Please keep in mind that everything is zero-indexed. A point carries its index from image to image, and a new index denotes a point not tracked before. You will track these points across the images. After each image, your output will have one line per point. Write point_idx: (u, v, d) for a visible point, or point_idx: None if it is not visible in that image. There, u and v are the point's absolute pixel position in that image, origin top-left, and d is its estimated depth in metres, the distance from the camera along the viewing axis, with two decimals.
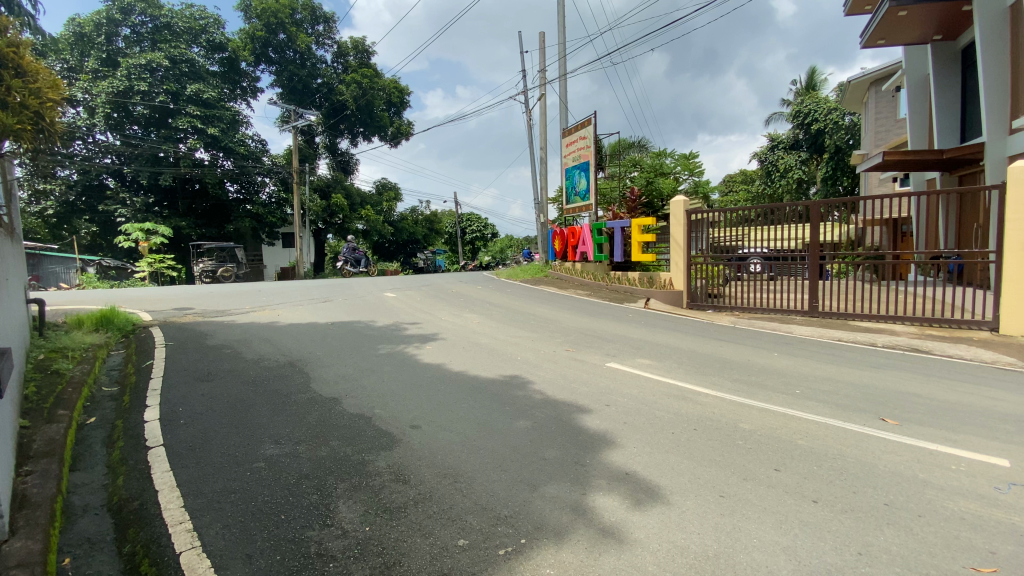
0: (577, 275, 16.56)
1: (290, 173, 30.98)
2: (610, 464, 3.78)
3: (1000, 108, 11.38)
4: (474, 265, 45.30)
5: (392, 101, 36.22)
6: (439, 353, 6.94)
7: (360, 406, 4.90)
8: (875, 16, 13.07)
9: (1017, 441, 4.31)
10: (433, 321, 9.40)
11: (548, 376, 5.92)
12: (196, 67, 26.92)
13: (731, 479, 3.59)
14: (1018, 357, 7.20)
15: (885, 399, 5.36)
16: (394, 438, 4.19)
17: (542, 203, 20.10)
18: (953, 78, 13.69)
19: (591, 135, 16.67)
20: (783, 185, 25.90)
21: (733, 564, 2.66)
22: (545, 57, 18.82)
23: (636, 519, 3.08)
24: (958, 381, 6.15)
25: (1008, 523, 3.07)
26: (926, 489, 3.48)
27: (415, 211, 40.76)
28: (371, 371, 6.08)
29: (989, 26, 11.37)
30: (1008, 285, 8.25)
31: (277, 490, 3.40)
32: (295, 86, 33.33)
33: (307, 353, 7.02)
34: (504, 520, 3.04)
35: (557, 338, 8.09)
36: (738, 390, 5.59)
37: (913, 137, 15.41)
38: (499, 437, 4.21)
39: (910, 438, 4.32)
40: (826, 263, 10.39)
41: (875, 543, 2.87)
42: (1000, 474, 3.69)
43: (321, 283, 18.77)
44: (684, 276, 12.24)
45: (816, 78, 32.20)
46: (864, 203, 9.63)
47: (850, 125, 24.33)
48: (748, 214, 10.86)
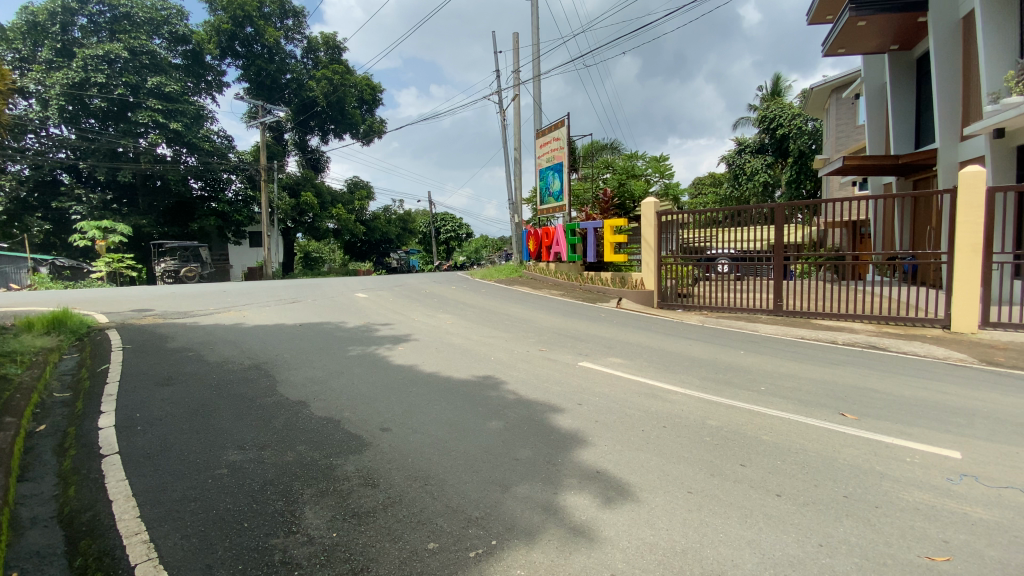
0: (551, 275, 16.78)
1: (257, 170, 30.16)
2: (582, 463, 3.80)
3: (951, 119, 11.98)
4: (448, 266, 45.18)
5: (364, 99, 35.72)
6: (411, 354, 6.87)
7: (328, 409, 4.80)
8: (836, 26, 13.54)
9: (966, 433, 4.54)
10: (405, 322, 9.28)
11: (521, 376, 5.92)
12: (157, 59, 25.79)
13: (699, 475, 3.65)
14: (967, 354, 7.58)
15: (845, 395, 5.56)
16: (364, 441, 4.12)
17: (516, 203, 20.11)
18: (908, 87, 14.33)
19: (565, 135, 16.77)
20: (750, 188, 26.64)
21: (700, 560, 2.71)
22: (518, 57, 18.91)
23: (606, 517, 3.10)
24: (912, 376, 6.43)
25: (960, 513, 3.22)
26: (883, 481, 3.62)
27: (388, 211, 40.32)
28: (340, 373, 5.96)
29: (943, 36, 11.91)
30: (960, 285, 8.64)
31: (239, 497, 3.29)
32: (263, 82, 32.58)
33: (274, 355, 6.84)
34: (475, 522, 3.01)
35: (529, 338, 8.11)
36: (705, 387, 5.71)
37: (871, 142, 16.10)
38: (470, 437, 4.19)
39: (867, 432, 4.48)
40: (790, 264, 10.70)
41: (835, 534, 2.96)
42: (951, 466, 3.88)
43: (290, 282, 18.38)
44: (654, 276, 12.45)
45: (781, 84, 33.15)
46: (826, 206, 9.95)
47: (812, 131, 25.24)
48: (715, 216, 11.11)
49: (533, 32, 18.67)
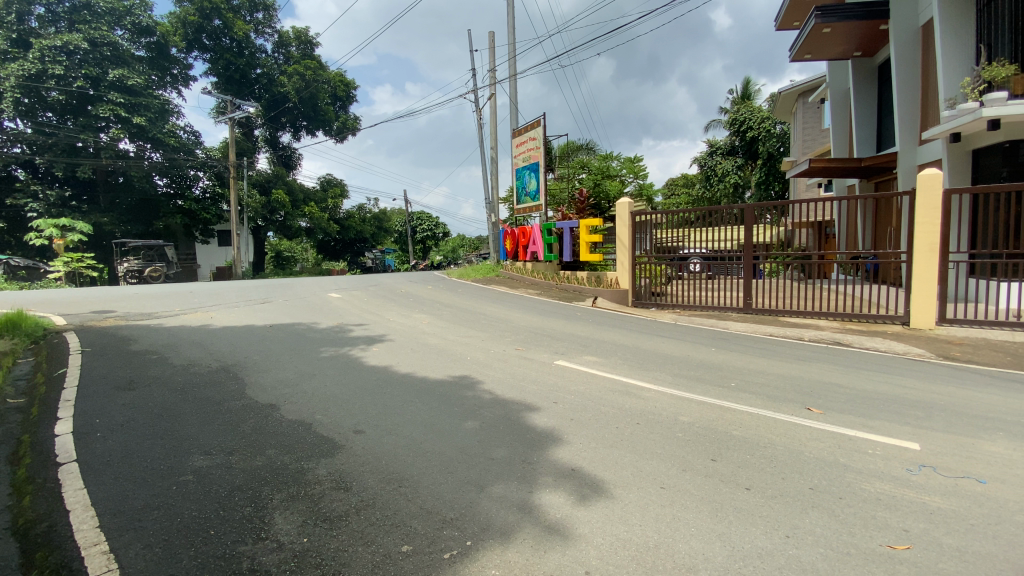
0: (528, 275, 16.81)
1: (225, 167, 29.37)
2: (557, 461, 3.82)
3: (910, 124, 12.49)
4: (424, 266, 44.86)
5: (337, 95, 35.18)
6: (386, 355, 6.78)
7: (300, 412, 4.70)
8: (803, 32, 13.93)
9: (924, 425, 4.74)
10: (380, 322, 9.17)
11: (497, 376, 5.91)
12: (119, 51, 24.83)
13: (672, 470, 3.72)
14: (925, 349, 7.92)
15: (812, 390, 5.74)
16: (336, 443, 4.05)
17: (492, 203, 20.10)
18: (870, 92, 14.88)
19: (541, 135, 16.83)
20: (721, 189, 27.25)
21: (671, 554, 2.76)
22: (494, 57, 18.89)
23: (580, 514, 3.12)
24: (874, 371, 6.68)
25: (919, 502, 3.36)
26: (847, 472, 3.75)
27: (363, 209, 39.76)
28: (312, 375, 5.84)
29: (904, 43, 12.39)
30: (919, 283, 9.02)
31: (205, 504, 3.19)
32: (232, 76, 31.75)
33: (243, 357, 6.65)
34: (450, 524, 2.99)
35: (505, 337, 8.13)
36: (678, 384, 5.82)
37: (836, 146, 16.68)
38: (445, 438, 4.16)
39: (832, 426, 4.63)
40: (759, 263, 10.95)
41: (801, 525, 3.06)
42: (911, 457, 4.04)
43: (261, 282, 17.93)
44: (629, 275, 12.65)
45: (751, 88, 33.99)
46: (793, 207, 10.20)
47: (780, 134, 25.98)
48: (688, 216, 11.30)
49: (509, 31, 18.68)
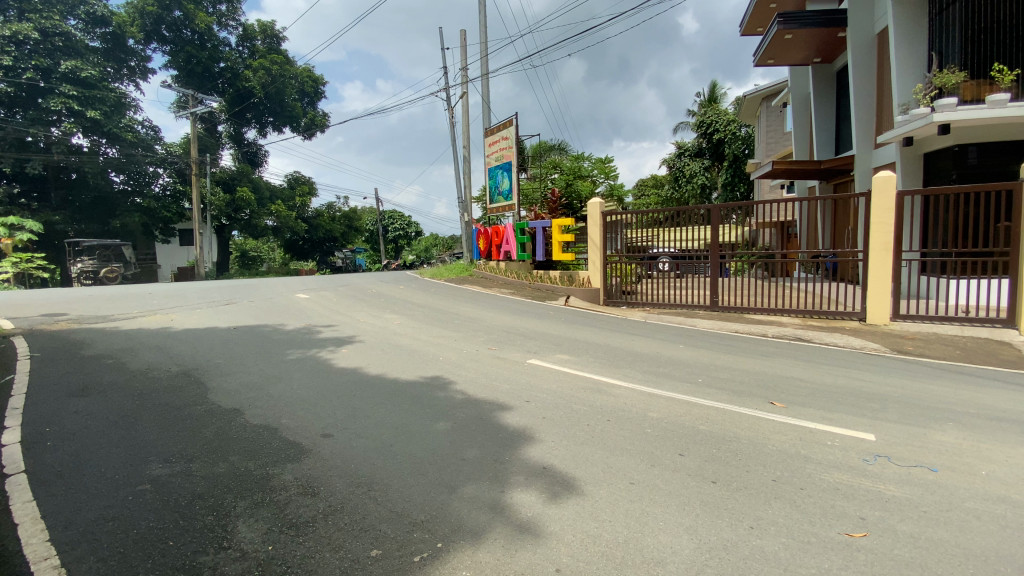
0: (501, 275, 16.82)
1: (187, 164, 28.34)
2: (528, 460, 3.83)
3: (865, 129, 13.04)
4: (396, 265, 44.35)
5: (305, 91, 34.49)
6: (356, 356, 6.67)
7: (265, 416, 4.57)
8: (766, 37, 14.35)
9: (880, 417, 4.95)
10: (350, 323, 9.02)
11: (470, 376, 5.89)
12: (72, 41, 23.72)
13: (641, 466, 3.78)
14: (880, 344, 8.28)
15: (775, 384, 5.92)
16: (303, 448, 3.95)
17: (465, 203, 20.02)
18: (829, 97, 15.47)
19: (513, 135, 16.87)
20: (689, 190, 27.78)
21: (641, 549, 2.80)
22: (466, 55, 18.80)
23: (552, 512, 3.14)
24: (834, 366, 6.94)
25: (875, 491, 3.51)
26: (807, 464, 3.89)
27: (332, 208, 39.03)
28: (279, 378, 5.69)
29: (860, 50, 12.90)
30: (874, 281, 9.42)
31: (164, 514, 3.07)
32: (194, 69, 30.61)
33: (205, 361, 6.42)
34: (420, 526, 2.96)
35: (478, 337, 8.11)
36: (647, 381, 5.92)
37: (797, 148, 17.26)
38: (416, 440, 4.11)
39: (793, 419, 4.80)
40: (726, 262, 11.23)
41: (765, 516, 3.15)
42: (867, 447, 4.22)
43: (225, 283, 17.36)
44: (600, 274, 12.84)
45: (717, 91, 34.84)
46: (758, 207, 10.49)
47: (745, 136, 26.73)
48: (658, 216, 11.51)
49: (481, 29, 18.63)
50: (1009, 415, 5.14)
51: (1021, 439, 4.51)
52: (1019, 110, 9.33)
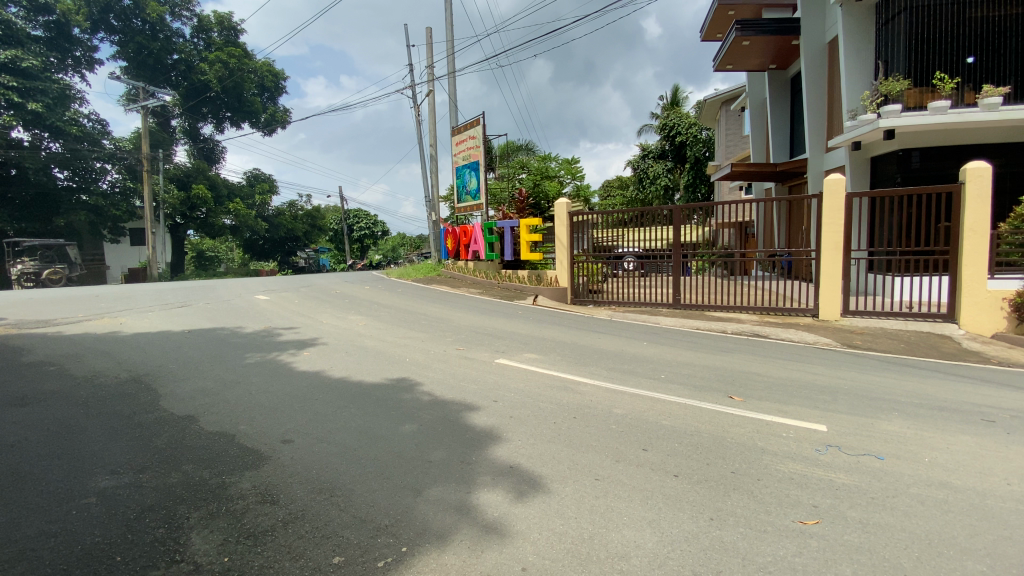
0: (469, 274, 16.75)
1: (138, 159, 27.03)
2: (495, 460, 3.83)
3: (818, 133, 13.64)
4: (362, 265, 43.56)
5: (265, 86, 33.50)
6: (318, 359, 6.51)
7: (221, 423, 4.40)
8: (724, 43, 14.81)
9: (831, 408, 5.19)
10: (312, 325, 8.78)
11: (436, 377, 5.83)
12: (11, 29, 22.33)
13: (606, 461, 3.85)
14: (831, 338, 8.68)
15: (734, 379, 6.12)
16: (261, 455, 3.83)
17: (432, 202, 19.85)
18: (784, 102, 16.10)
19: (480, 135, 16.83)
20: (653, 191, 28.34)
21: (606, 544, 2.84)
22: (432, 53, 18.63)
23: (518, 511, 3.15)
24: (789, 360, 7.23)
25: (827, 480, 3.68)
26: (764, 455, 4.03)
27: (294, 207, 38.05)
28: (236, 383, 5.49)
29: (812, 58, 13.48)
30: (825, 278, 9.86)
31: (112, 528, 2.92)
32: (145, 61, 29.24)
33: (157, 367, 6.13)
34: (384, 531, 2.92)
35: (445, 337, 8.04)
36: (612, 378, 6.02)
37: (755, 151, 17.86)
38: (381, 443, 4.04)
39: (751, 412, 4.97)
40: (688, 261, 11.51)
41: (724, 508, 3.25)
42: (820, 438, 4.41)
43: (181, 285, 16.65)
44: (568, 274, 12.97)
45: (680, 95, 35.70)
46: (717, 208, 10.81)
47: (706, 139, 27.51)
48: (623, 216, 11.71)
49: (447, 27, 18.49)
50: (947, 404, 5.49)
51: (958, 426, 4.82)
52: (957, 116, 9.93)
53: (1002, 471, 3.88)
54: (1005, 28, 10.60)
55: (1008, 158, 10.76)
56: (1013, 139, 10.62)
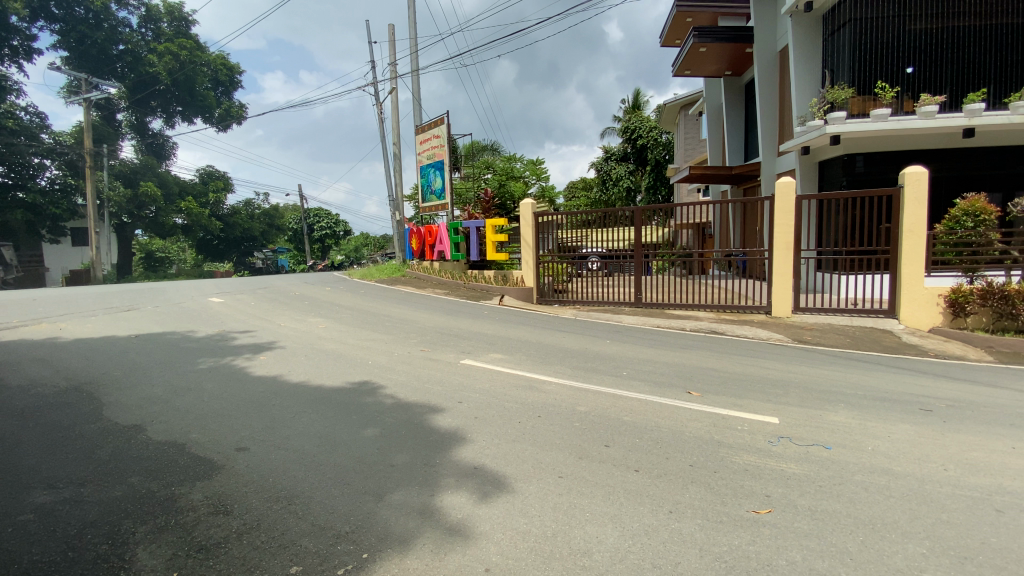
0: (435, 275, 16.61)
1: (80, 155, 25.50)
2: (459, 461, 3.81)
3: (770, 138, 14.22)
4: (323, 266, 42.49)
5: (218, 80, 32.47)
6: (276, 363, 6.31)
7: (171, 432, 4.21)
8: (682, 49, 15.21)
9: (782, 401, 5.43)
10: (270, 328, 8.51)
11: (400, 379, 5.75)
12: None
13: (569, 459, 3.89)
14: (783, 334, 9.07)
15: (693, 375, 6.32)
16: (214, 464, 3.68)
17: (396, 201, 19.57)
18: (740, 108, 16.70)
19: (444, 134, 16.72)
20: (615, 192, 28.88)
21: (568, 541, 2.88)
22: (394, 50, 18.37)
23: (481, 512, 3.14)
24: (745, 356, 7.50)
25: (779, 470, 3.84)
26: (720, 448, 4.18)
27: (250, 205, 36.82)
28: (188, 390, 5.25)
29: (765, 65, 14.04)
30: (777, 277, 10.30)
31: (50, 546, 2.74)
32: (88, 51, 27.62)
33: (100, 374, 5.80)
34: (344, 538, 2.86)
35: (409, 339, 7.95)
36: (576, 376, 6.11)
37: (713, 154, 18.45)
38: (341, 448, 3.95)
39: (708, 406, 5.15)
40: (649, 261, 11.76)
41: (682, 500, 3.35)
42: (773, 430, 4.60)
43: (128, 288, 15.81)
44: (533, 274, 13.06)
45: (641, 99, 36.49)
46: (677, 209, 11.10)
47: (666, 142, 28.22)
48: (587, 217, 11.88)
49: (410, 25, 18.29)
50: (889, 395, 5.83)
51: (898, 416, 5.12)
52: (897, 124, 10.54)
53: (938, 457, 4.15)
54: (936, 43, 11.34)
55: (942, 164, 11.49)
56: (947, 146, 11.36)
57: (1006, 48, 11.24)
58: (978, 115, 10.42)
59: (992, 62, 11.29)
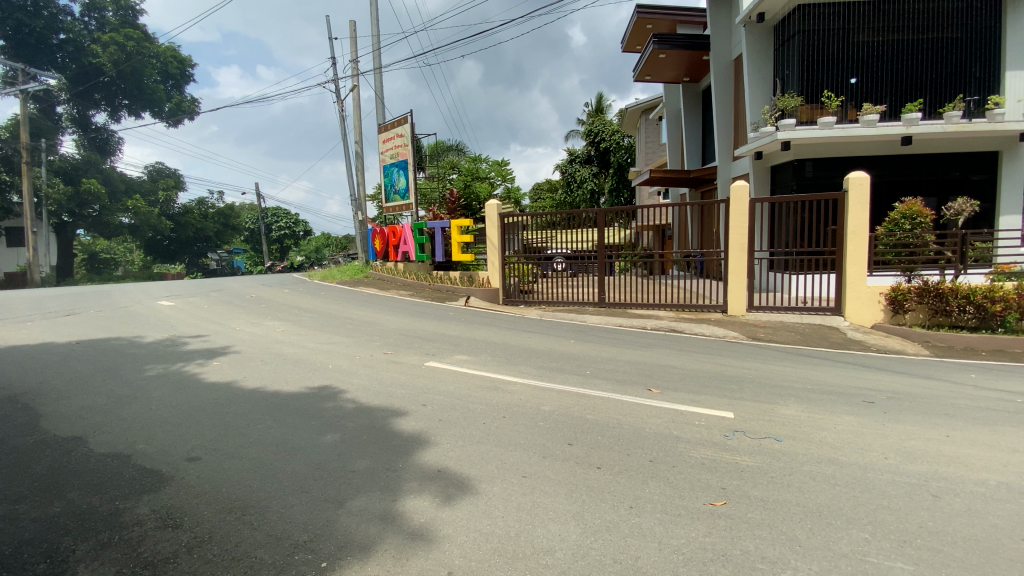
0: (399, 275, 16.40)
1: (15, 150, 23.81)
2: (423, 464, 3.78)
3: (726, 143, 14.75)
4: (282, 267, 41.13)
5: (168, 73, 30.96)
6: (230, 369, 6.09)
7: (116, 443, 3.99)
8: (642, 55, 15.54)
9: (738, 396, 5.64)
10: (224, 332, 8.19)
11: (362, 383, 5.65)
12: None
13: (534, 458, 3.92)
14: (739, 332, 9.42)
15: (653, 373, 6.48)
16: (162, 476, 3.52)
17: (359, 200, 19.20)
18: (698, 113, 17.24)
19: (408, 133, 16.53)
20: (580, 194, 29.24)
21: (531, 540, 2.90)
22: (356, 47, 18.03)
23: (444, 515, 3.13)
24: (703, 353, 7.75)
25: (733, 463, 3.99)
26: (678, 443, 4.31)
27: (204, 204, 35.62)
28: (133, 399, 4.99)
29: (721, 73, 14.54)
30: (732, 277, 10.69)
31: None
32: (24, 39, 25.85)
33: (35, 384, 5.43)
34: (302, 547, 2.79)
35: (371, 341, 7.81)
36: (540, 375, 6.16)
37: (672, 157, 18.95)
38: (299, 456, 3.85)
39: (667, 403, 5.30)
40: (612, 261, 11.95)
41: (643, 495, 3.43)
42: (728, 424, 4.77)
43: (69, 291, 14.84)
44: (500, 274, 13.10)
45: (604, 102, 37.06)
46: (639, 211, 11.35)
47: (628, 146, 28.81)
48: (553, 219, 11.96)
49: (372, 22, 18.00)
50: (835, 388, 6.15)
51: (844, 407, 5.42)
52: (842, 132, 11.12)
53: (880, 446, 4.41)
54: (877, 56, 12.03)
55: (883, 170, 12.18)
56: (887, 153, 12.06)
57: (940, 62, 12.00)
58: (915, 124, 11.09)
59: (927, 75, 12.03)
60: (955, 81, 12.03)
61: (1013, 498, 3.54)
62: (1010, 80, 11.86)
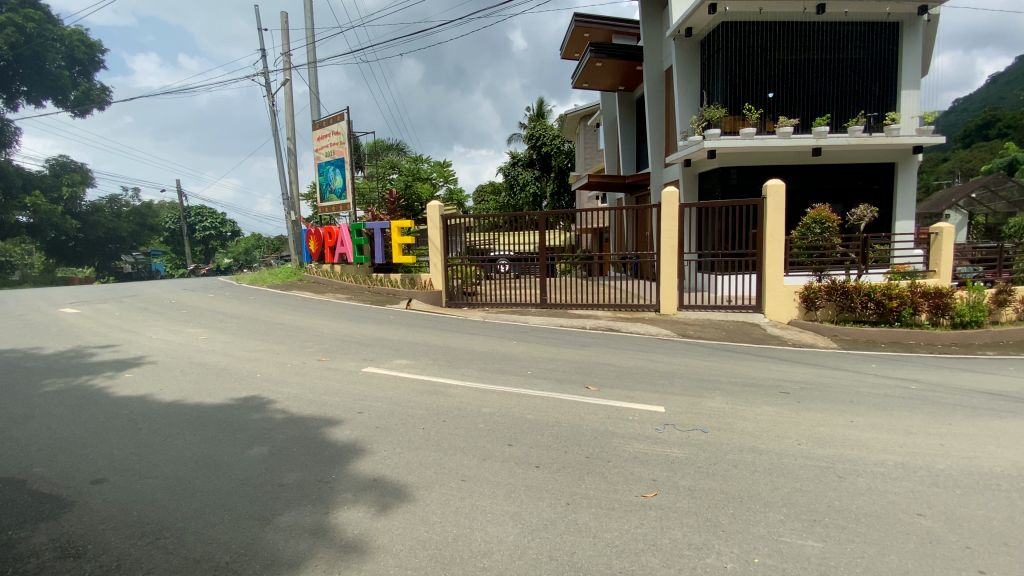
0: (337, 278, 15.83)
1: None
2: (358, 474, 3.68)
3: (659, 149, 15.41)
4: (209, 270, 38.51)
5: (73, 57, 28.12)
6: (146, 381, 5.63)
7: (6, 468, 3.59)
8: (580, 62, 15.92)
9: (669, 391, 5.91)
10: (138, 342, 7.56)
11: (293, 392, 5.40)
12: None
13: (473, 461, 3.93)
14: (671, 330, 9.88)
15: (591, 371, 6.66)
16: (64, 501, 3.21)
17: (292, 200, 18.35)
18: (633, 121, 17.92)
19: (345, 131, 16.01)
20: (523, 197, 29.52)
21: (469, 544, 2.90)
22: (288, 40, 17.26)
23: (380, 525, 3.06)
24: (638, 351, 8.05)
25: (664, 455, 4.19)
26: (614, 438, 4.46)
27: (117, 200, 33.53)
28: (29, 417, 4.50)
29: (654, 82, 15.19)
30: (665, 278, 11.21)
31: None
32: None
33: None
34: (224, 569, 2.63)
35: (305, 348, 7.49)
36: (481, 377, 6.17)
37: (609, 162, 19.57)
38: (223, 471, 3.64)
39: (603, 400, 5.46)
40: (554, 263, 12.13)
41: (579, 491, 3.53)
42: (660, 419, 4.99)
43: None
44: (442, 276, 12.98)
45: (545, 108, 37.69)
46: (578, 215, 11.63)
47: (568, 151, 29.41)
48: (496, 221, 12.01)
49: (306, 14, 17.30)
50: (756, 381, 6.60)
51: (763, 398, 5.82)
52: (760, 142, 11.97)
53: (794, 433, 4.78)
54: (792, 73, 13.03)
55: (798, 178, 13.22)
56: (801, 162, 13.09)
57: (846, 80, 13.18)
58: (824, 137, 12.12)
59: (834, 91, 13.16)
60: (857, 99, 13.25)
61: (907, 476, 3.95)
62: (903, 99, 13.25)
